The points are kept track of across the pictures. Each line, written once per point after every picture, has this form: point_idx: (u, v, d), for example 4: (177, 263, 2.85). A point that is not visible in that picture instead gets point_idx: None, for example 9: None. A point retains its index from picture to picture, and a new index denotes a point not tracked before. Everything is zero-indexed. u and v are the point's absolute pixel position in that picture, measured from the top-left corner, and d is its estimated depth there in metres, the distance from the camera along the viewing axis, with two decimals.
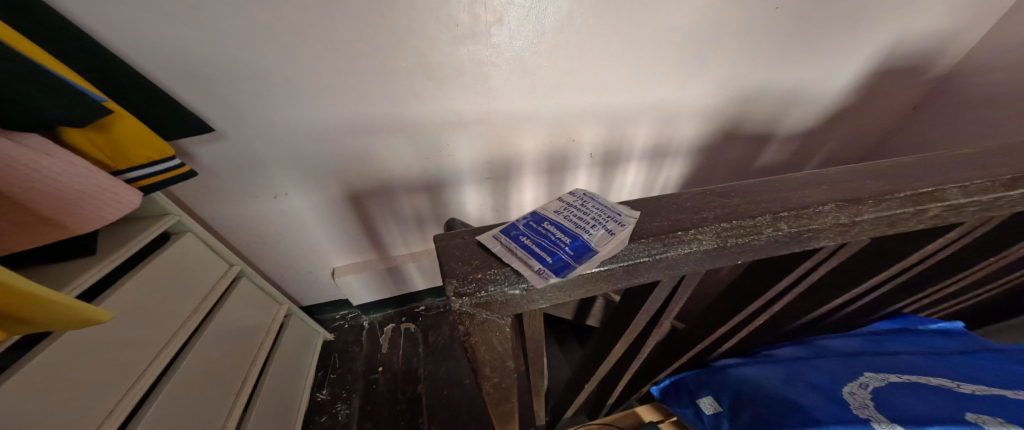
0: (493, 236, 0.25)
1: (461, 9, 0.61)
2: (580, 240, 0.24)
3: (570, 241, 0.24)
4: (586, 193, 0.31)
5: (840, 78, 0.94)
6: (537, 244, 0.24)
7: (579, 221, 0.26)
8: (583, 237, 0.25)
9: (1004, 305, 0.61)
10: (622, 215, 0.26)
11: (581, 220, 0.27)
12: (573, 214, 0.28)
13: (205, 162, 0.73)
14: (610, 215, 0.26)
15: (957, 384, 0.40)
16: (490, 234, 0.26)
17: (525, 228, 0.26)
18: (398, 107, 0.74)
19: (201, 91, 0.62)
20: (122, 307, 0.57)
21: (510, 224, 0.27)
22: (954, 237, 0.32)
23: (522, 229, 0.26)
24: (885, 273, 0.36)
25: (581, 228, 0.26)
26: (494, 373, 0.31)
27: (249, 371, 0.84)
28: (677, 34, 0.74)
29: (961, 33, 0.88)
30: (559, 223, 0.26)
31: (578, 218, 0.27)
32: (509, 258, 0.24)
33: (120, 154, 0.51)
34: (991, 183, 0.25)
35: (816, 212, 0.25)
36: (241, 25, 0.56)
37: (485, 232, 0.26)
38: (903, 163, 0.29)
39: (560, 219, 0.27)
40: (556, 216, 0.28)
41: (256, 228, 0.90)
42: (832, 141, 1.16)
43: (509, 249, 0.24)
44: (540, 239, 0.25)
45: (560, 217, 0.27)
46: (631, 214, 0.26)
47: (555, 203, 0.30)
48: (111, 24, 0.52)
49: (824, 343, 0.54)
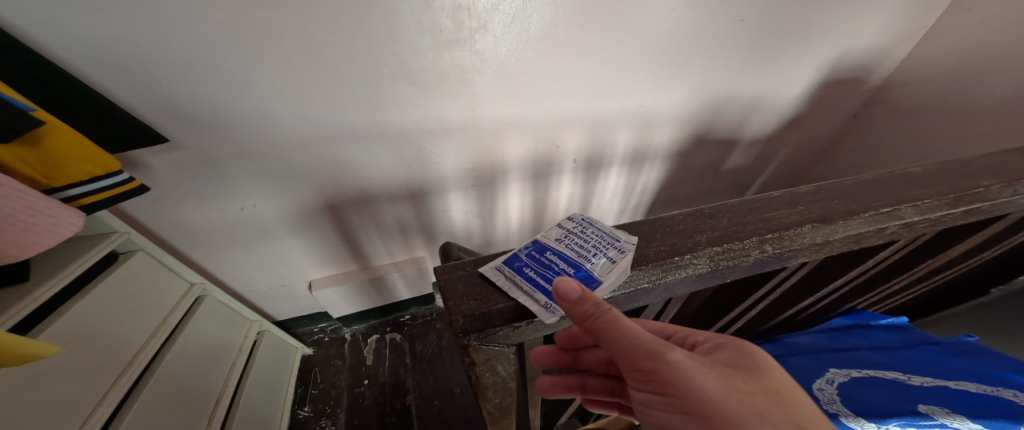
0: (496, 268, 0.27)
1: (444, 15, 0.60)
2: (583, 270, 0.27)
3: (575, 272, 0.27)
4: (584, 218, 0.32)
5: (794, 88, 1.02)
6: (542, 275, 0.26)
7: (581, 249, 0.28)
8: (586, 266, 0.27)
9: (943, 298, 0.69)
10: (621, 241, 0.28)
11: (582, 248, 0.28)
12: (574, 242, 0.29)
13: (158, 173, 0.68)
14: (610, 241, 0.28)
15: (907, 377, 0.45)
16: (492, 266, 0.27)
17: (528, 259, 0.28)
18: (378, 114, 0.72)
19: (151, 96, 0.58)
20: (67, 338, 0.51)
21: (512, 255, 0.29)
22: (898, 248, 0.36)
23: (525, 260, 0.28)
24: (843, 277, 0.40)
25: (583, 256, 0.28)
26: (496, 395, 0.31)
27: (221, 394, 0.79)
28: (653, 42, 0.76)
29: (893, 48, 0.97)
30: (562, 252, 0.28)
31: (579, 246, 0.29)
32: (515, 291, 0.25)
33: (55, 171, 0.45)
34: (938, 202, 0.29)
35: (796, 233, 0.27)
36: (193, 26, 0.51)
37: (486, 264, 0.28)
38: (864, 181, 0.32)
39: (562, 248, 0.29)
40: (558, 244, 0.29)
41: (220, 241, 0.85)
42: (789, 146, 1.25)
43: (514, 282, 0.26)
44: (545, 270, 0.27)
45: (562, 245, 0.29)
46: (630, 240, 0.28)
47: (555, 229, 0.32)
48: (42, 24, 0.47)
49: (792, 341, 0.58)
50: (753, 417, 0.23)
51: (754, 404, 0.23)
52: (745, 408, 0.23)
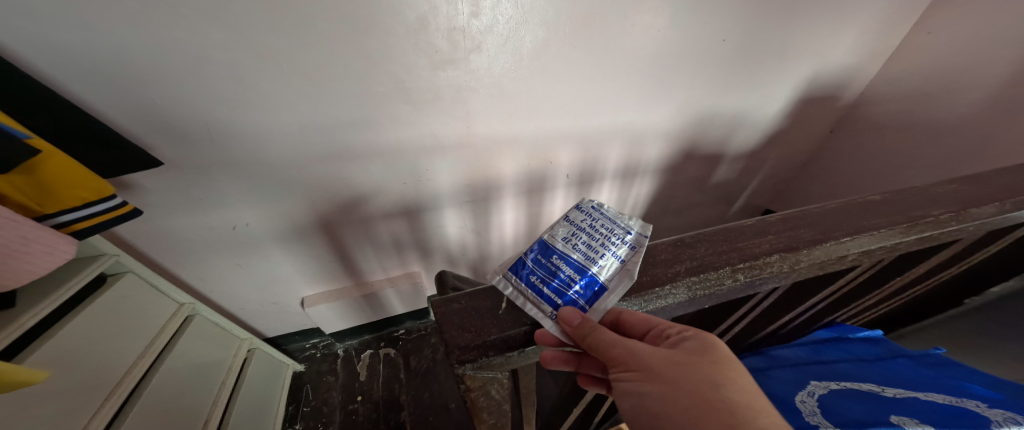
0: (504, 278, 0.31)
1: (439, 36, 0.62)
2: (589, 275, 0.32)
3: (580, 278, 0.32)
4: (593, 208, 0.36)
5: (773, 105, 1.07)
6: (549, 284, 0.32)
7: (589, 251, 0.33)
8: (592, 271, 0.32)
9: (919, 309, 0.72)
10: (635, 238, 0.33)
11: (589, 249, 0.33)
12: (582, 242, 0.34)
13: (150, 193, 0.68)
14: (619, 238, 0.33)
15: (882, 389, 0.47)
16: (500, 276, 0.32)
17: (535, 265, 0.33)
18: (374, 132, 0.74)
19: (146, 119, 0.59)
20: (57, 363, 0.51)
21: (520, 263, 0.33)
22: (861, 271, 0.39)
23: (532, 268, 0.33)
24: (818, 295, 0.42)
25: (590, 259, 0.33)
26: (491, 417, 0.32)
27: (211, 415, 0.78)
28: (641, 61, 0.79)
29: (862, 68, 1.03)
30: (568, 256, 0.33)
31: (586, 246, 0.33)
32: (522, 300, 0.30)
33: (47, 197, 0.46)
34: (892, 231, 0.31)
35: (765, 262, 0.29)
36: (190, 51, 0.53)
37: (494, 271, 0.32)
38: (830, 209, 0.34)
39: (571, 251, 0.34)
40: (565, 247, 0.34)
41: (210, 259, 0.84)
42: (770, 160, 1.30)
43: (522, 292, 0.30)
44: (551, 279, 0.32)
45: (569, 249, 0.34)
46: (644, 235, 0.33)
47: (564, 227, 0.36)
48: (40, 50, 0.48)
49: (777, 354, 0.61)
50: (699, 381, 0.27)
51: (703, 372, 0.27)
52: (695, 375, 0.27)
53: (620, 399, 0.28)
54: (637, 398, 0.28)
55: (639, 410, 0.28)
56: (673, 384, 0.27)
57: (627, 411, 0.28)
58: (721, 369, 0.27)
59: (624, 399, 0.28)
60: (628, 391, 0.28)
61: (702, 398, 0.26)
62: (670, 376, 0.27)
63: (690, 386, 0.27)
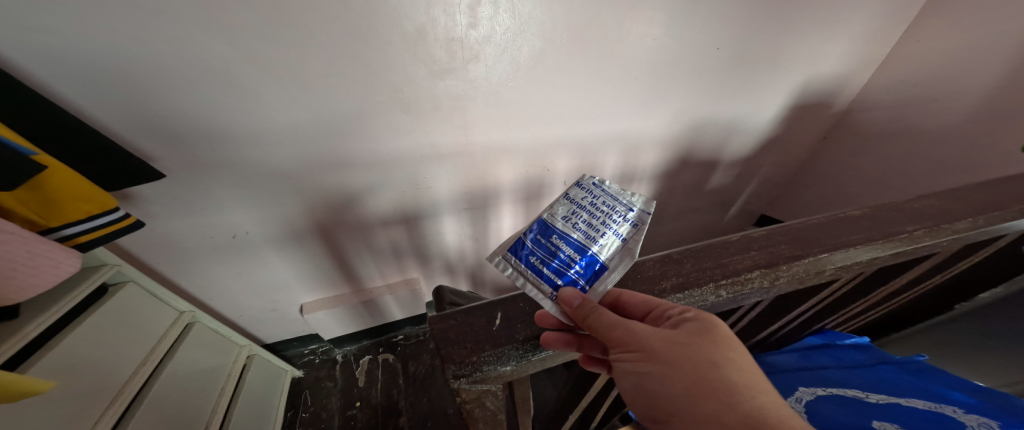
0: (503, 258, 0.35)
1: (438, 47, 0.64)
2: (590, 255, 0.33)
3: (581, 257, 0.33)
4: (593, 185, 0.37)
5: (766, 112, 1.09)
6: (549, 264, 0.33)
7: (589, 231, 0.34)
8: (592, 250, 0.33)
9: (908, 315, 0.73)
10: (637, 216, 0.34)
11: (590, 228, 0.34)
12: (582, 221, 0.35)
13: (152, 202, 0.69)
14: (618, 217, 0.34)
15: (866, 394, 0.50)
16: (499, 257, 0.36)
17: (534, 246, 0.35)
18: (374, 142, 0.75)
19: (149, 130, 0.60)
20: (61, 373, 0.52)
21: (519, 244, 0.35)
22: (839, 285, 0.40)
23: (530, 248, 0.35)
24: (804, 305, 0.43)
25: (590, 238, 0.34)
26: (486, 426, 0.33)
27: (210, 422, 0.78)
28: (637, 69, 0.81)
29: (852, 76, 1.05)
30: (568, 236, 0.34)
31: (586, 225, 0.35)
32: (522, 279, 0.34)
33: (52, 211, 0.47)
34: (867, 246, 0.33)
35: (746, 278, 0.31)
36: (193, 63, 0.54)
37: (495, 252, 0.36)
38: (811, 224, 0.36)
39: (571, 230, 0.35)
40: (565, 227, 0.35)
41: (210, 267, 0.85)
42: (764, 166, 1.32)
43: (521, 272, 0.34)
44: (551, 259, 0.33)
45: (569, 228, 0.35)
46: (648, 211, 0.34)
47: (563, 205, 0.37)
48: (47, 62, 0.49)
49: (768, 360, 0.62)
50: (697, 361, 0.27)
51: (701, 353, 0.28)
52: (694, 355, 0.28)
53: (621, 378, 0.30)
54: (638, 378, 0.29)
55: (639, 388, 0.29)
56: (673, 365, 0.28)
57: (628, 388, 0.30)
58: (720, 349, 0.28)
59: (626, 378, 0.30)
60: (629, 371, 0.29)
61: (698, 377, 0.27)
62: (668, 356, 0.28)
63: (687, 365, 0.27)
